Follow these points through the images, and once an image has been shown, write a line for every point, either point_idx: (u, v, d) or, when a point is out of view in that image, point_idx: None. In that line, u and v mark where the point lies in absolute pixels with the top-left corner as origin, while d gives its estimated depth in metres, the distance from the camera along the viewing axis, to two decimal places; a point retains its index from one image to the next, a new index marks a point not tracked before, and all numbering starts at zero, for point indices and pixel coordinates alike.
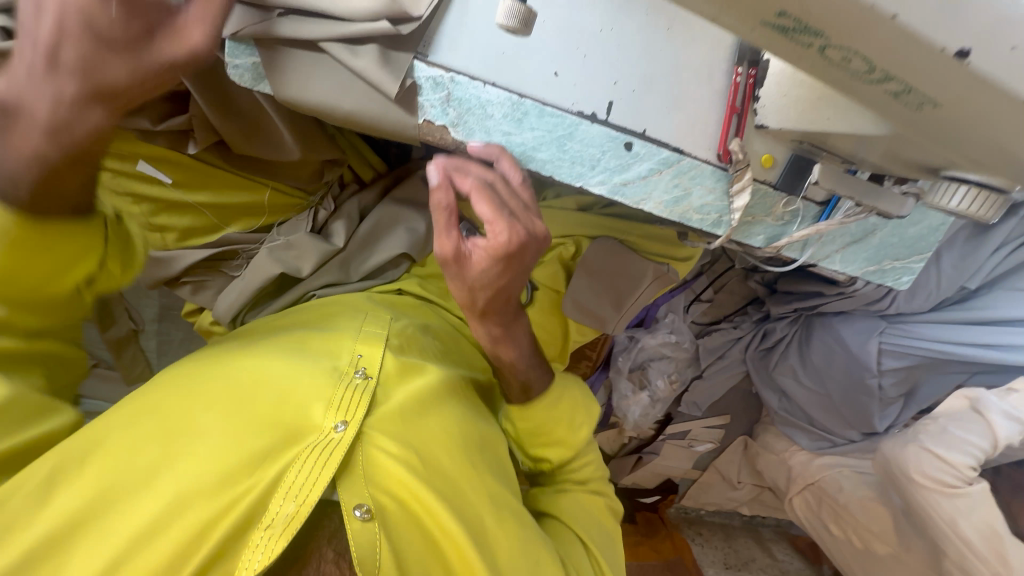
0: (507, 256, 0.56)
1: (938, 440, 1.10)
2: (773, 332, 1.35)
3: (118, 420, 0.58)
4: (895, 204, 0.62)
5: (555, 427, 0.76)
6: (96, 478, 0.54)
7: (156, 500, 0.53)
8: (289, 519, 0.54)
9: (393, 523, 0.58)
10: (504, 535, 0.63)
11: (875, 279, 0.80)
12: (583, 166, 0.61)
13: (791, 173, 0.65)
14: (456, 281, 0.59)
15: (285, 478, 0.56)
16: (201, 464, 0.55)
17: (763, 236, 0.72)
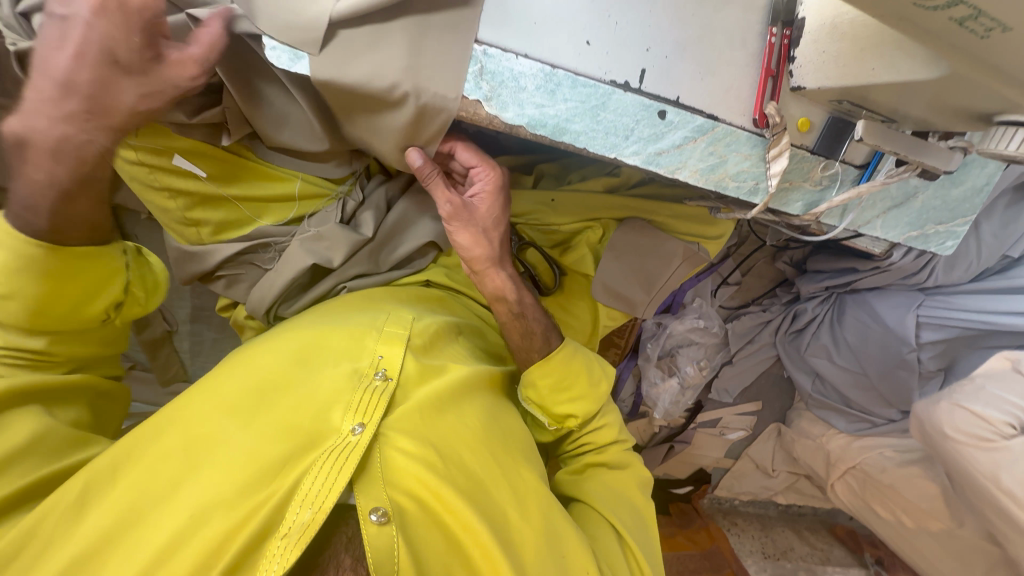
0: (499, 192, 0.71)
1: (973, 397, 1.08)
2: (803, 312, 1.33)
3: (136, 435, 0.54)
4: (942, 158, 0.61)
5: (576, 388, 0.76)
6: (115, 497, 0.50)
7: (174, 516, 0.48)
8: (305, 527, 0.48)
9: (412, 525, 0.54)
10: (530, 541, 0.58)
11: (918, 246, 0.78)
12: (617, 137, 0.60)
13: (830, 135, 0.65)
14: (468, 227, 0.70)
15: (301, 486, 0.51)
16: (220, 474, 0.51)
17: (801, 203, 0.70)
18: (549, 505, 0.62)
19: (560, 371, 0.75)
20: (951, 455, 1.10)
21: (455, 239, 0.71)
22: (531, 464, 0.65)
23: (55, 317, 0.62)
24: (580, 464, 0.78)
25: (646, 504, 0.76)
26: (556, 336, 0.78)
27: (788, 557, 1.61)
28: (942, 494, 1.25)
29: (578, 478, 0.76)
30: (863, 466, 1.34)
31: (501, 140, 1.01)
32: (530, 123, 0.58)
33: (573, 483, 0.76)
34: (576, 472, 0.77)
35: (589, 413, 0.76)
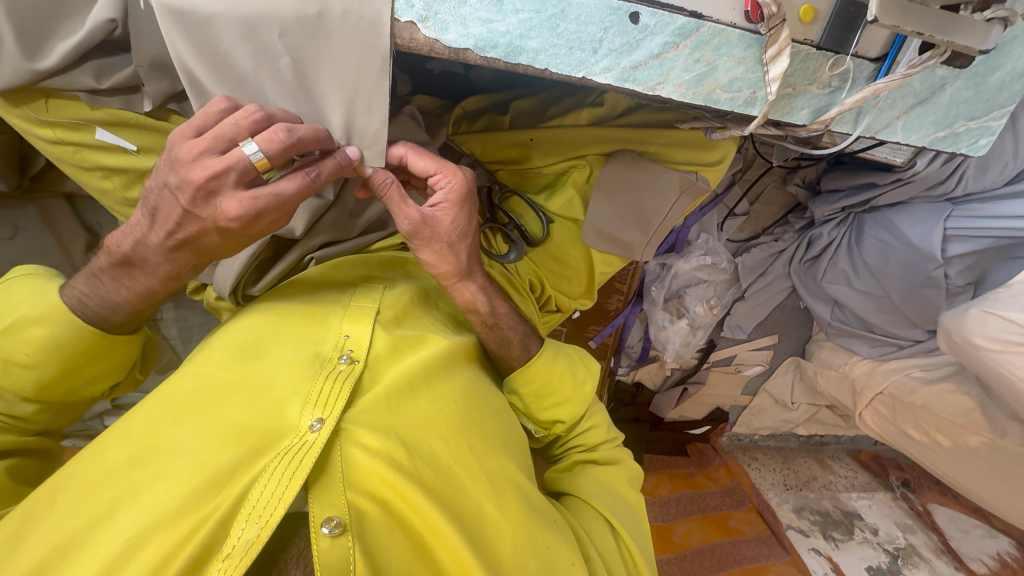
0: (463, 200, 0.61)
1: (1008, 303, 0.98)
2: (818, 238, 1.23)
3: (88, 452, 0.50)
4: (975, 37, 0.50)
5: (561, 391, 0.73)
6: (54, 520, 0.45)
7: (108, 542, 0.43)
8: (249, 546, 0.43)
9: (372, 532, 0.48)
10: (508, 536, 0.54)
11: (946, 148, 0.68)
12: (583, 50, 0.51)
13: (838, 24, 0.54)
14: (433, 245, 0.62)
15: (250, 496, 0.46)
16: (163, 490, 0.45)
17: (808, 110, 0.61)
18: (524, 488, 0.59)
19: (541, 377, 0.72)
20: (985, 363, 1.03)
21: (419, 257, 0.63)
22: (508, 452, 0.62)
23: (62, 391, 0.63)
24: (569, 461, 0.74)
25: (636, 498, 0.72)
26: (535, 341, 0.74)
27: (812, 487, 1.61)
28: (978, 406, 1.18)
29: (566, 475, 0.73)
30: (890, 391, 1.29)
31: (472, 81, 0.94)
32: (478, 44, 0.49)
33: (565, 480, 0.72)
34: (566, 468, 0.74)
35: (577, 418, 0.74)
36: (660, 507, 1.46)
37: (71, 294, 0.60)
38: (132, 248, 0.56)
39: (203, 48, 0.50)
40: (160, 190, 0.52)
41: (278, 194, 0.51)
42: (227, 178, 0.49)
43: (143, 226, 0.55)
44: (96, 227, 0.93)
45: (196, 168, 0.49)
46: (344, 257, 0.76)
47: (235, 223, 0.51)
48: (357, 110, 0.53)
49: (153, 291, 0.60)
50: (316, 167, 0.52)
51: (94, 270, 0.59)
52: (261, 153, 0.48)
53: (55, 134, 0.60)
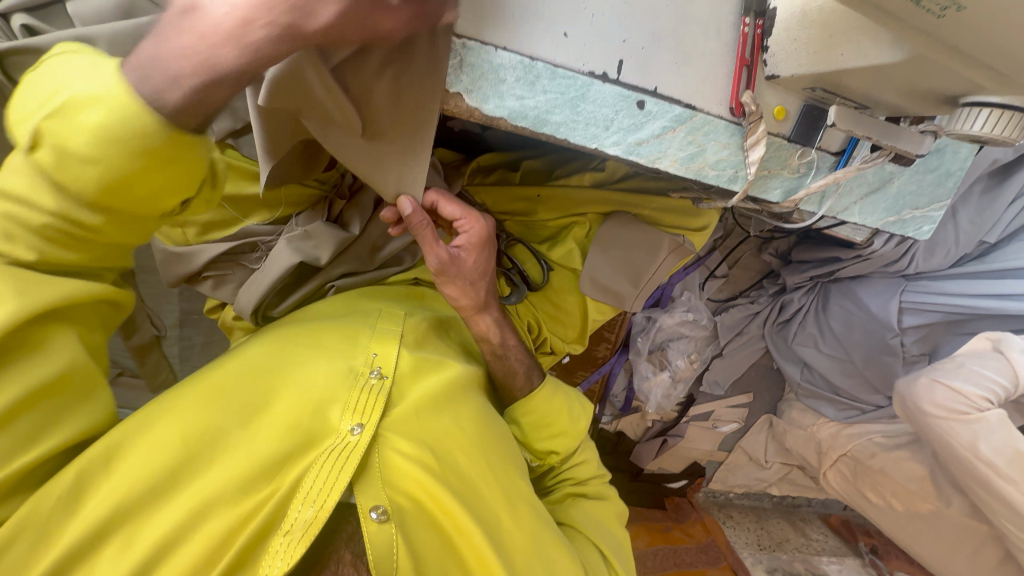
0: (482, 244, 0.70)
1: (955, 374, 1.08)
2: (790, 303, 1.34)
3: (130, 425, 0.52)
4: (914, 142, 0.62)
5: (558, 425, 0.78)
6: (103, 492, 0.48)
7: (173, 513, 0.49)
8: (308, 525, 0.51)
9: (410, 525, 0.56)
10: (521, 545, 0.61)
11: (896, 231, 0.79)
12: (597, 127, 0.61)
13: (805, 123, 0.66)
14: (456, 282, 0.69)
15: (302, 484, 0.53)
16: (222, 472, 0.52)
17: (780, 190, 0.72)
18: (534, 501, 0.65)
19: (542, 411, 0.77)
20: (931, 430, 1.11)
21: (443, 290, 0.71)
22: (519, 468, 0.67)
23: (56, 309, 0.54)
24: (561, 494, 0.78)
25: (620, 531, 0.76)
26: (537, 374, 0.81)
27: (784, 548, 1.63)
28: (929, 474, 1.26)
29: (557, 506, 0.77)
30: (852, 453, 1.36)
31: (487, 139, 1.04)
32: (511, 114, 0.59)
33: (557, 506, 0.77)
34: (557, 500, 0.77)
35: (571, 450, 0.78)
36: (637, 560, 1.46)
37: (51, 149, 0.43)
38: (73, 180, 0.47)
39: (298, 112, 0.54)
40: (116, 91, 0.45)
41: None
42: None
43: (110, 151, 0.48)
44: None
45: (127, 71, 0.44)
46: (361, 287, 0.82)
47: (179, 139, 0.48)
48: (408, 168, 0.61)
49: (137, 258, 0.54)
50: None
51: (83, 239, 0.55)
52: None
53: None
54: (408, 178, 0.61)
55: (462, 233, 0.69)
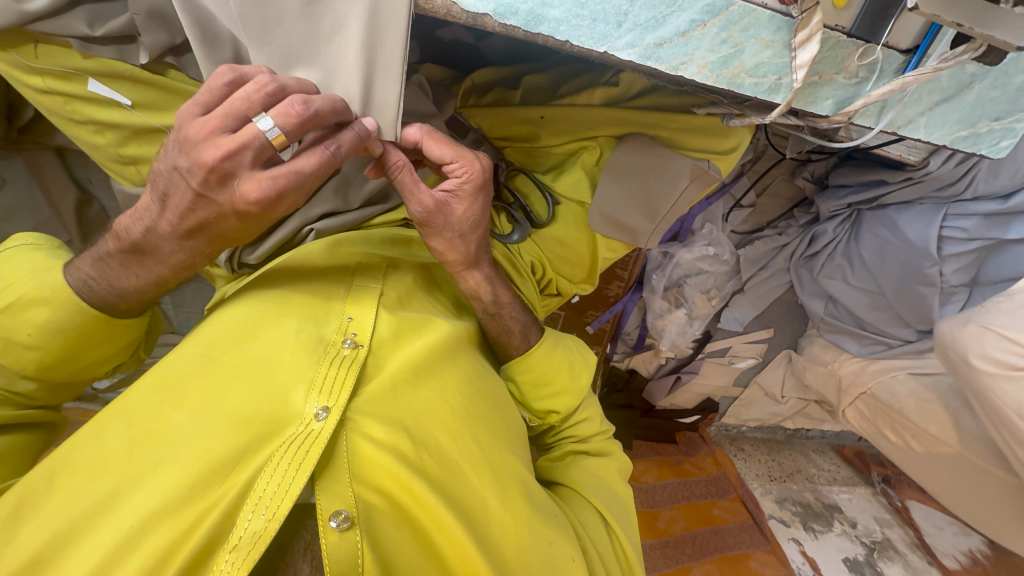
0: (478, 190, 0.61)
1: (1010, 320, 0.95)
2: (822, 235, 1.22)
3: (86, 435, 0.51)
4: (1016, 30, 0.48)
5: (557, 381, 0.73)
6: (54, 505, 0.46)
7: (114, 526, 0.45)
8: (257, 537, 0.46)
9: (380, 524, 0.51)
10: (512, 530, 0.57)
11: (965, 148, 0.67)
12: (606, 24, 0.49)
13: (872, 12, 0.52)
14: (444, 234, 0.61)
15: (256, 486, 0.48)
16: (169, 476, 0.47)
17: (832, 101, 0.59)
18: (525, 479, 0.62)
19: (551, 364, 0.73)
20: (976, 384, 1.01)
21: (429, 244, 0.63)
22: (510, 444, 0.64)
23: (64, 372, 0.61)
24: (562, 451, 0.75)
25: (624, 489, 0.73)
26: (536, 331, 0.74)
27: (794, 479, 1.64)
28: (951, 417, 1.16)
29: (558, 465, 0.74)
30: (873, 391, 1.29)
31: (483, 52, 0.90)
32: (498, 10, 0.47)
33: (560, 459, 0.74)
34: (558, 458, 0.75)
35: (571, 409, 0.74)
36: (646, 494, 1.48)
37: (77, 275, 0.58)
38: (143, 236, 0.53)
39: (261, 27, 0.48)
40: (170, 173, 0.48)
41: (298, 173, 0.47)
42: (244, 157, 0.45)
43: (152, 212, 0.52)
44: (86, 184, 0.90)
45: (210, 147, 0.45)
46: (343, 231, 0.72)
47: (254, 207, 0.48)
48: (376, 74, 0.50)
49: (166, 279, 0.58)
50: (336, 141, 0.49)
51: (100, 253, 0.57)
52: (278, 130, 0.45)
53: (43, 83, 0.56)
54: (377, 87, 0.51)
55: (453, 177, 0.60)
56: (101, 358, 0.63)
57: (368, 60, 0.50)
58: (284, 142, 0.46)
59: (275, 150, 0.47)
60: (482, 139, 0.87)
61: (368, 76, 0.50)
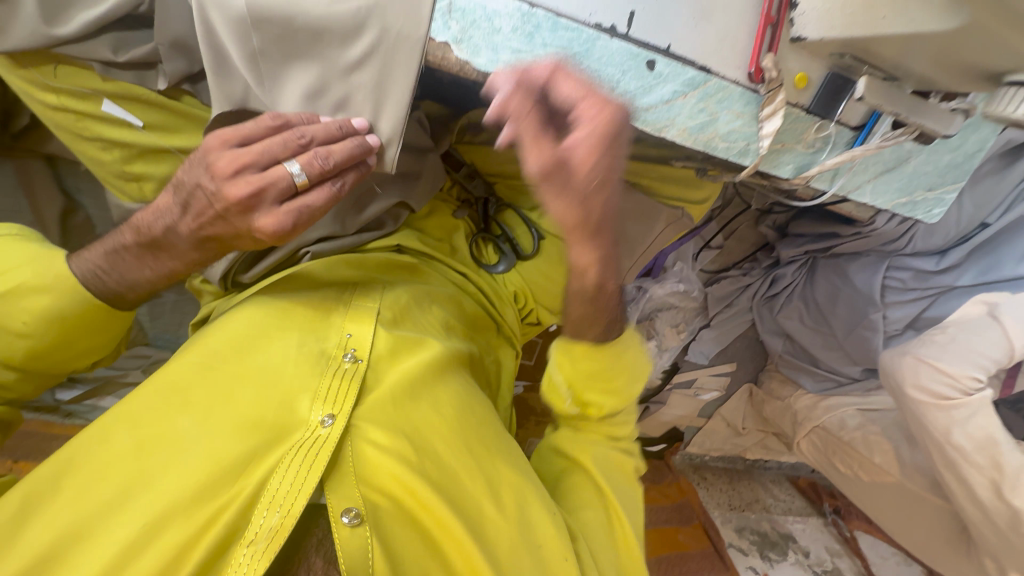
0: (608, 140, 0.48)
1: (942, 352, 1.03)
2: (782, 277, 1.32)
3: (88, 439, 0.56)
4: (943, 121, 0.56)
5: (598, 374, 0.67)
6: (63, 503, 0.52)
7: (128, 523, 0.51)
8: (272, 532, 0.51)
9: (387, 524, 0.57)
10: (506, 532, 0.60)
11: (905, 213, 0.75)
12: (600, 89, 0.55)
13: (826, 94, 0.60)
14: (567, 195, 0.50)
15: (268, 487, 0.54)
16: (180, 478, 0.53)
17: (791, 166, 0.66)
18: (523, 488, 0.64)
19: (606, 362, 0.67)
20: (913, 412, 1.07)
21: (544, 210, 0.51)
22: (507, 445, 0.68)
23: (48, 363, 0.64)
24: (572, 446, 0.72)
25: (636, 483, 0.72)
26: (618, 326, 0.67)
27: (753, 509, 1.70)
28: (894, 449, 1.25)
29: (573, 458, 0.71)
30: (825, 425, 1.35)
31: None
32: (505, 70, 0.52)
33: (581, 441, 0.71)
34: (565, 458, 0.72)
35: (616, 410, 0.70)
36: None
37: (85, 266, 0.61)
38: (162, 233, 0.58)
39: (280, 65, 0.53)
40: (194, 187, 0.54)
41: (308, 207, 0.52)
42: (267, 194, 0.51)
43: (173, 213, 0.56)
44: (73, 193, 0.89)
45: (237, 185, 0.51)
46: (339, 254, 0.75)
47: (270, 237, 0.53)
48: (383, 100, 0.53)
49: (178, 273, 0.61)
50: (343, 178, 0.53)
51: (115, 246, 0.60)
52: (303, 176, 0.50)
53: (56, 101, 0.59)
54: (383, 110, 0.53)
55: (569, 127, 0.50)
56: (84, 353, 0.65)
57: (375, 87, 0.52)
58: (309, 184, 0.52)
59: (296, 190, 0.52)
60: (475, 175, 0.95)
61: (374, 101, 0.53)
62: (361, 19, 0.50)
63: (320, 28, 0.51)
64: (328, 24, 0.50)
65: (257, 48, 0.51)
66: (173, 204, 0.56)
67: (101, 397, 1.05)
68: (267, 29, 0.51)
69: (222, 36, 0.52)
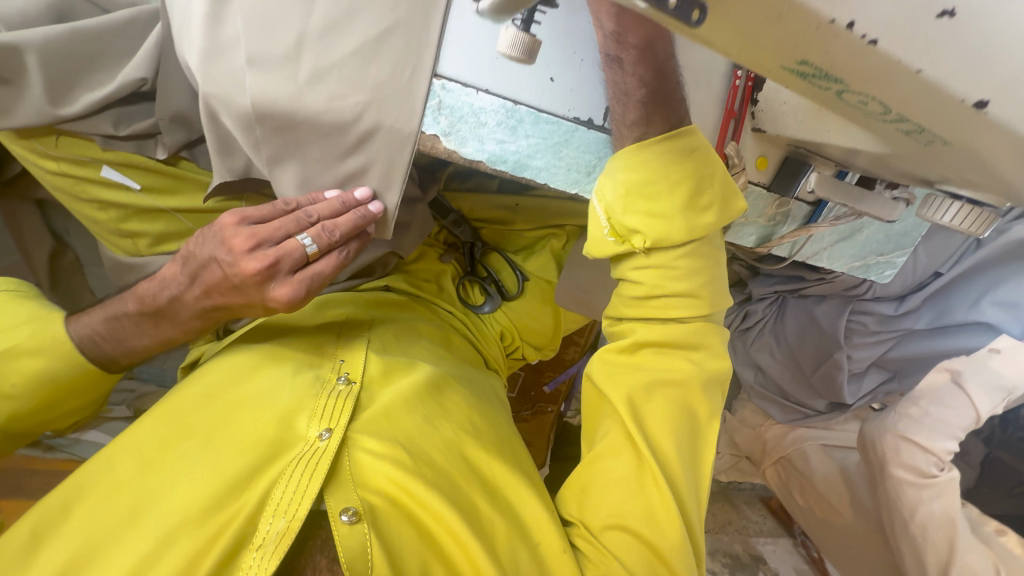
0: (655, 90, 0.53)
1: (918, 427, 1.06)
2: (753, 313, 1.38)
3: (94, 467, 0.58)
4: (887, 209, 0.62)
5: (658, 201, 0.56)
6: (75, 526, 0.54)
7: (138, 539, 0.52)
8: (280, 535, 0.53)
9: (385, 522, 0.57)
10: (502, 529, 0.60)
11: (859, 274, 0.81)
12: (579, 172, 0.60)
13: (785, 175, 0.65)
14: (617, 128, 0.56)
15: (271, 497, 0.56)
16: (185, 496, 0.55)
17: (754, 236, 0.72)
18: (522, 485, 0.65)
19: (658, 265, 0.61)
20: (886, 489, 1.08)
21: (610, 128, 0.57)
22: (505, 451, 0.70)
23: (31, 423, 0.65)
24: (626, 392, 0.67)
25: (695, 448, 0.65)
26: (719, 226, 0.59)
27: (725, 531, 1.76)
28: (848, 487, 1.29)
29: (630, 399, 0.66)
30: (790, 457, 1.41)
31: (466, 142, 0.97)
32: (491, 158, 0.57)
33: (618, 376, 0.65)
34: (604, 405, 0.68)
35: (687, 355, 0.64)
36: None
37: (83, 330, 0.64)
38: (165, 302, 0.62)
39: (283, 149, 0.55)
40: (205, 260, 0.58)
41: (316, 274, 0.57)
42: (283, 266, 0.55)
43: (178, 284, 0.61)
44: (62, 234, 0.91)
45: (252, 261, 0.55)
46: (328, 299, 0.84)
47: (282, 305, 0.57)
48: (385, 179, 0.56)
49: (174, 340, 0.65)
50: (346, 248, 0.57)
51: (116, 313, 0.64)
52: (314, 246, 0.55)
53: (56, 167, 0.62)
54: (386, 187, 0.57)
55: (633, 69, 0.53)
56: (69, 412, 0.68)
57: (377, 169, 0.56)
58: (319, 252, 0.56)
59: (306, 258, 0.56)
60: (462, 222, 0.93)
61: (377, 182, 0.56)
62: (346, 110, 0.52)
63: (323, 120, 0.53)
64: (330, 116, 0.53)
65: (264, 135, 0.54)
66: (175, 275, 0.61)
67: (85, 431, 1.05)
68: (273, 120, 0.53)
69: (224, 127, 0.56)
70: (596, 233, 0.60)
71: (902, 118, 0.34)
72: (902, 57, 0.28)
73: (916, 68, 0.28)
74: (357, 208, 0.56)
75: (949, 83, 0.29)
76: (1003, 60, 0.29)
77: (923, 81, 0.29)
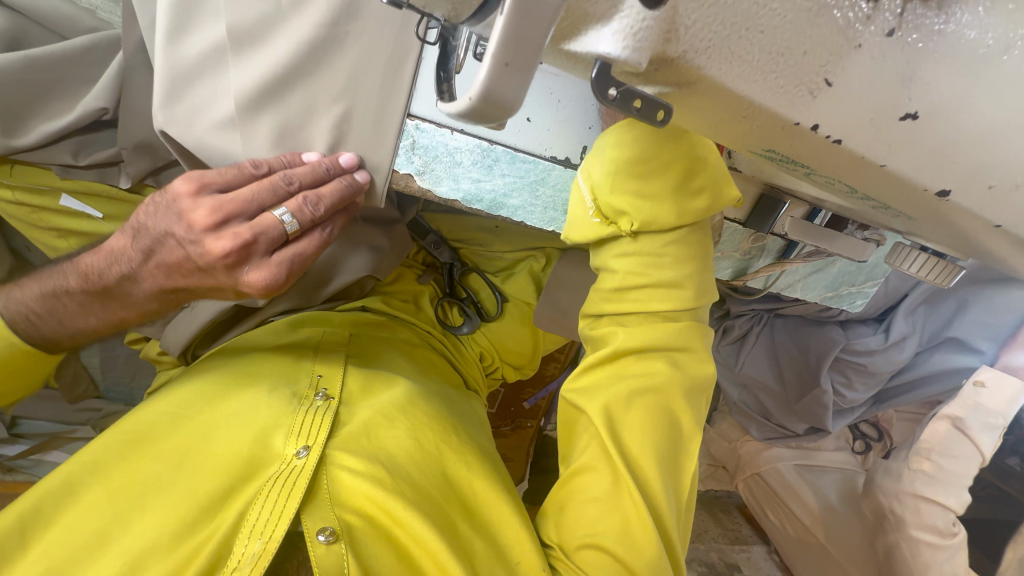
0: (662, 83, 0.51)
1: (928, 486, 0.99)
2: (733, 328, 1.37)
3: (56, 491, 0.55)
4: (857, 250, 0.62)
5: (649, 180, 0.53)
6: (37, 558, 0.51)
7: (106, 567, 0.50)
8: (254, 558, 0.50)
9: (362, 541, 0.55)
10: (483, 551, 0.59)
11: (832, 303, 0.83)
12: (556, 211, 0.62)
13: (758, 212, 0.65)
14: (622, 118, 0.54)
15: (246, 517, 0.54)
16: (156, 520, 0.53)
17: (730, 270, 0.73)
18: (502, 503, 0.63)
19: (644, 251, 0.60)
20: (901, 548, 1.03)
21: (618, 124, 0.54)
22: (488, 468, 0.68)
23: None
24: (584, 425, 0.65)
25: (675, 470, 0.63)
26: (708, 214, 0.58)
27: None
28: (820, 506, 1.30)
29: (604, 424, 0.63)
30: (765, 474, 1.41)
31: None
32: (466, 198, 0.60)
33: (596, 389, 0.64)
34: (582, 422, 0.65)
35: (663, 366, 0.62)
36: None
37: (18, 305, 0.62)
38: (115, 282, 0.57)
39: (257, 118, 0.53)
40: (160, 233, 0.53)
41: (298, 255, 0.53)
42: (259, 245, 0.51)
43: (132, 260, 0.56)
44: (23, 251, 0.88)
45: (217, 241, 0.50)
46: (302, 321, 0.83)
47: (260, 290, 0.53)
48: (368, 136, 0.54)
49: (127, 321, 0.62)
50: (331, 223, 0.54)
51: (56, 292, 0.60)
52: (291, 219, 0.51)
53: (11, 196, 0.63)
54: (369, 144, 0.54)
55: None
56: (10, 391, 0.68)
57: (356, 125, 0.53)
58: (299, 231, 0.52)
59: (285, 237, 0.52)
60: (442, 243, 0.93)
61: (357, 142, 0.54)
62: (312, 63, 0.50)
63: (293, 75, 0.51)
64: (302, 72, 0.51)
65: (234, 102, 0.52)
66: (124, 259, 0.56)
67: (46, 452, 1.01)
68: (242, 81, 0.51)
69: (185, 63, 0.53)
70: (581, 214, 0.58)
71: (869, 197, 0.38)
72: (866, 154, 0.31)
73: (878, 163, 0.31)
74: (341, 174, 0.53)
75: (913, 175, 0.32)
76: (958, 150, 0.30)
77: (890, 173, 0.32)
